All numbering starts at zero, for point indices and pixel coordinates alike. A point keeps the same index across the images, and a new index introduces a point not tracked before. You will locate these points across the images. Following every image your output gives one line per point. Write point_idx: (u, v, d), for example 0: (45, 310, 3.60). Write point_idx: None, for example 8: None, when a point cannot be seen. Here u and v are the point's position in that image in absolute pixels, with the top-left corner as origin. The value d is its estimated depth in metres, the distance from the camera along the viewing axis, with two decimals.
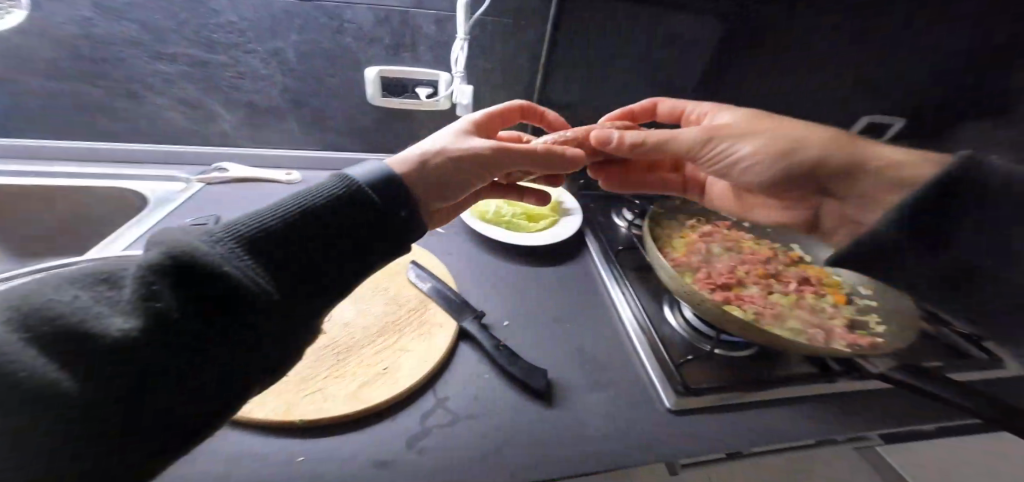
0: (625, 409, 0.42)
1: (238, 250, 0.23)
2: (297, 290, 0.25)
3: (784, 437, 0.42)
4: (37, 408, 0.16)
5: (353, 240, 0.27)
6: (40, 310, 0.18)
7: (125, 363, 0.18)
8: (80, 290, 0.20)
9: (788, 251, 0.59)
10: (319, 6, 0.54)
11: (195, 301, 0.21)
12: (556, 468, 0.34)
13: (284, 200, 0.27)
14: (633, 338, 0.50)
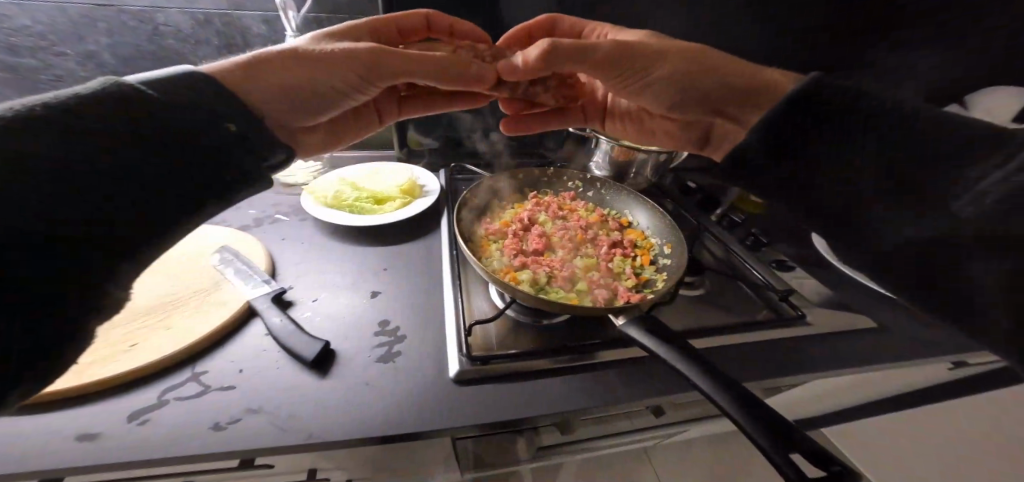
0: (407, 379, 0.43)
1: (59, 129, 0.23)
2: (195, 169, 0.29)
3: (566, 401, 0.43)
4: None
5: (206, 150, 0.29)
6: None
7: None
8: None
9: (619, 218, 0.63)
10: (126, 10, 0.55)
11: (88, 166, 0.24)
12: (295, 436, 0.35)
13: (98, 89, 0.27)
14: (446, 310, 0.52)
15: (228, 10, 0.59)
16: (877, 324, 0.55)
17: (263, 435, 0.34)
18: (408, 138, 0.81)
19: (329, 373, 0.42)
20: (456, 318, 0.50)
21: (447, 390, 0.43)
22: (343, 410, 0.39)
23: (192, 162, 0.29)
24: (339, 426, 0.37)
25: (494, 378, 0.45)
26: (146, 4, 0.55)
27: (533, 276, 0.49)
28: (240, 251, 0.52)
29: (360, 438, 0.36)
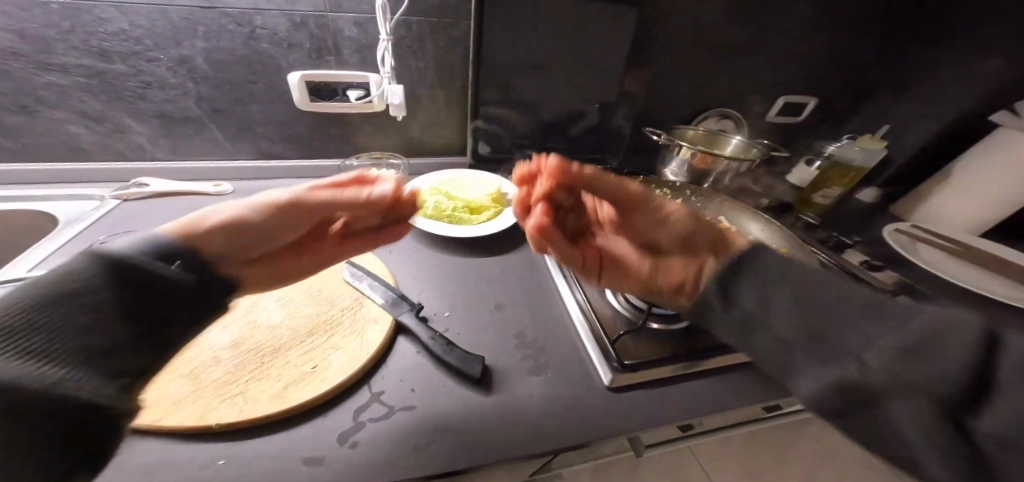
0: (564, 389, 0.43)
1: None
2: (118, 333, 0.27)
3: (718, 404, 0.44)
4: None
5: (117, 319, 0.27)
6: None
7: None
8: None
9: (716, 223, 0.65)
10: (226, 12, 0.52)
11: None
12: (489, 456, 0.35)
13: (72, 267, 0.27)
14: (573, 318, 0.52)
15: (326, 12, 0.57)
16: (975, 319, 0.58)
17: (460, 454, 0.35)
18: (482, 142, 0.81)
19: (491, 388, 0.41)
20: (588, 326, 0.51)
21: (606, 397, 0.43)
22: (520, 423, 0.39)
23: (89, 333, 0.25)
24: (523, 440, 0.37)
25: (645, 384, 0.45)
26: (246, 6, 0.52)
27: None
28: (363, 266, 0.52)
29: (545, 451, 0.37)
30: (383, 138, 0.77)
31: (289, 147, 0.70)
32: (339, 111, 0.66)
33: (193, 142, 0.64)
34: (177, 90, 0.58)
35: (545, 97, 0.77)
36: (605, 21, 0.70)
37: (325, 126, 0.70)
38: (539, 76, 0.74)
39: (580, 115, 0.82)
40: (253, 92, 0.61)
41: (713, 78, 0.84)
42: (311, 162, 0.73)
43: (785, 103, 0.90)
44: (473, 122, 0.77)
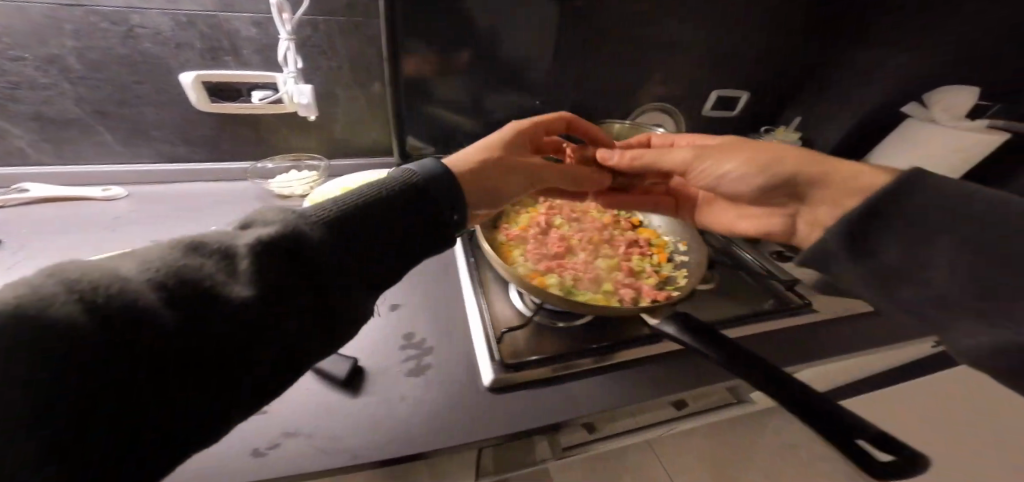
0: (440, 391, 0.42)
1: (255, 250, 0.25)
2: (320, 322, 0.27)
3: (601, 401, 0.44)
4: (105, 384, 0.18)
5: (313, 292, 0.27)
6: (148, 275, 0.22)
7: (132, 350, 0.19)
8: (188, 258, 0.24)
9: (631, 217, 0.64)
10: (95, 11, 0.51)
11: (208, 311, 0.22)
12: (333, 461, 0.34)
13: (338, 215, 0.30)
14: (470, 319, 0.51)
15: (215, 11, 0.55)
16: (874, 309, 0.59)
17: (299, 459, 0.34)
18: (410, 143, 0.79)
19: (358, 390, 0.40)
20: (481, 325, 0.50)
21: (484, 396, 0.42)
22: (378, 424, 0.38)
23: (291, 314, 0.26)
24: (377, 444, 0.36)
25: (529, 384, 0.44)
26: (118, 4, 0.51)
27: (559, 280, 0.49)
28: None
29: (397, 454, 0.35)
30: (305, 139, 0.75)
31: (194, 150, 0.70)
32: (245, 112, 0.65)
33: (79, 146, 0.64)
34: (52, 90, 0.57)
35: (470, 96, 0.77)
36: (526, 20, 0.69)
37: (233, 127, 0.69)
38: (461, 75, 0.73)
39: (510, 113, 0.82)
40: (138, 93, 0.61)
41: (640, 75, 0.84)
42: (219, 164, 0.72)
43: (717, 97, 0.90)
44: (396, 123, 0.75)
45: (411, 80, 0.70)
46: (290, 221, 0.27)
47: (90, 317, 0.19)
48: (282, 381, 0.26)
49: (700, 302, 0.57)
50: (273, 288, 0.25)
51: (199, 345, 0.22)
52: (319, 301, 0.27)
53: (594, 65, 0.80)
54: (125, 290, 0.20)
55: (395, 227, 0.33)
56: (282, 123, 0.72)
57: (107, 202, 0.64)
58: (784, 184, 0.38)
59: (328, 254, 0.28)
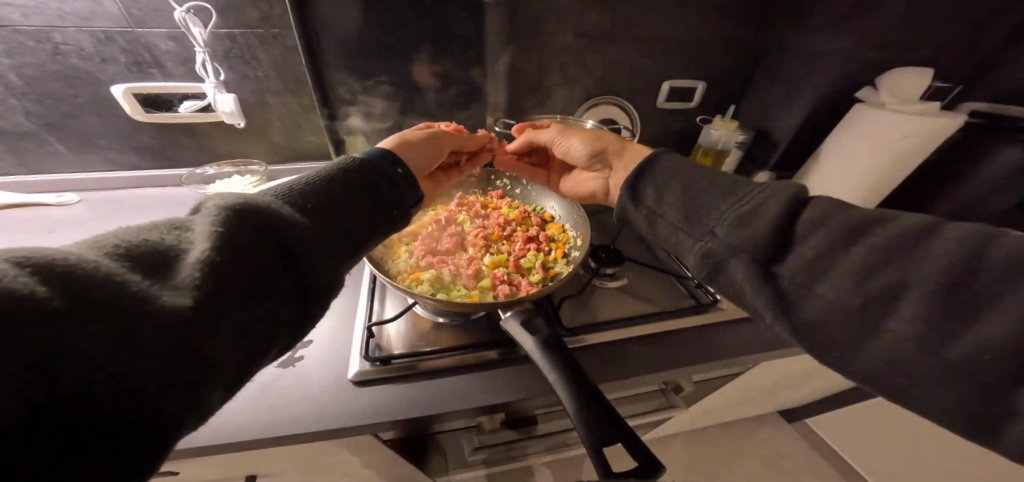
0: (304, 383, 0.44)
1: (210, 221, 0.26)
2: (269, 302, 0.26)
3: (465, 397, 0.44)
4: (97, 314, 0.19)
5: (284, 266, 0.28)
6: (133, 247, 0.23)
7: (115, 314, 0.19)
8: (164, 233, 0.25)
9: (542, 212, 0.64)
10: (21, 30, 0.57)
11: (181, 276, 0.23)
12: (181, 441, 0.37)
13: (289, 189, 0.33)
14: (359, 315, 0.53)
15: (131, 28, 0.59)
16: None
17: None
18: (347, 144, 0.81)
19: None
20: (363, 322, 0.52)
21: (342, 390, 0.44)
22: (227, 412, 0.40)
23: (254, 293, 0.26)
24: (217, 431, 0.38)
25: (393, 379, 0.45)
26: (39, 24, 0.56)
27: (436, 275, 0.49)
28: None
29: (242, 439, 0.38)
30: (246, 145, 0.78)
31: (141, 159, 0.75)
32: (178, 121, 0.69)
33: (41, 156, 0.70)
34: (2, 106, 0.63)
35: (400, 99, 0.78)
36: (442, 21, 0.70)
37: (172, 136, 0.73)
38: (387, 78, 0.74)
39: (445, 113, 0.83)
40: (80, 105, 0.65)
41: (575, 68, 0.82)
42: (166, 171, 0.77)
43: (669, 88, 0.87)
44: (329, 126, 0.77)
45: (335, 85, 0.72)
46: (237, 198, 0.28)
47: (52, 285, 0.19)
48: (255, 352, 0.26)
49: (600, 301, 0.56)
50: (240, 252, 0.25)
51: (183, 306, 0.22)
52: (278, 270, 0.27)
53: (524, 62, 0.80)
54: (80, 262, 0.20)
55: (339, 198, 0.34)
56: (220, 132, 0.75)
57: (61, 208, 0.70)
58: (601, 151, 0.50)
59: (285, 221, 0.28)
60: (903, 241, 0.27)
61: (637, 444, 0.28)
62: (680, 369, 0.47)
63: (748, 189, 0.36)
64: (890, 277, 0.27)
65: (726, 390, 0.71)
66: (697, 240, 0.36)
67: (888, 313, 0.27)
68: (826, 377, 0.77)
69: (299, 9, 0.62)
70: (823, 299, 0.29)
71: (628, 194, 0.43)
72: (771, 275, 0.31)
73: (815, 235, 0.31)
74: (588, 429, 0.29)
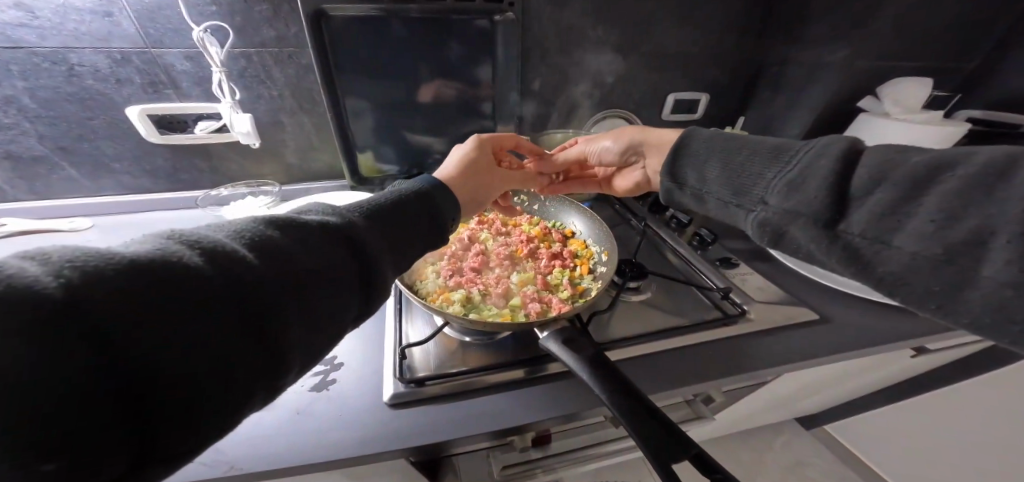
0: (339, 409, 0.43)
1: (306, 230, 0.29)
2: (316, 325, 0.27)
3: (501, 417, 0.44)
4: (178, 300, 0.20)
5: (342, 291, 0.29)
6: (256, 234, 0.26)
7: (198, 304, 0.21)
8: (279, 228, 0.28)
9: (563, 229, 0.68)
10: (36, 52, 0.56)
11: (262, 280, 0.24)
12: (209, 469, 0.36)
13: (373, 209, 0.35)
14: (386, 334, 0.53)
15: (148, 48, 0.60)
16: (820, 315, 0.56)
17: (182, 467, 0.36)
18: (360, 163, 0.81)
19: None
20: (393, 344, 0.51)
21: (380, 413, 0.43)
22: (266, 438, 0.39)
23: (309, 311, 0.26)
24: (259, 457, 0.38)
25: (427, 401, 0.44)
26: (56, 45, 0.56)
27: (466, 294, 0.50)
28: None
29: (277, 467, 0.37)
30: (261, 166, 0.78)
31: (153, 181, 0.74)
32: (192, 142, 0.70)
33: (50, 181, 0.69)
34: (15, 130, 0.62)
35: (414, 116, 0.78)
36: (456, 37, 0.71)
37: (185, 157, 0.73)
38: (401, 95, 0.75)
39: (457, 130, 0.83)
40: (96, 128, 0.65)
41: (584, 82, 0.84)
42: (178, 194, 0.76)
43: (675, 101, 0.89)
44: (342, 145, 0.76)
45: (350, 104, 0.73)
46: (332, 215, 0.31)
47: (203, 270, 0.22)
48: (319, 356, 0.27)
49: (629, 315, 0.56)
50: (327, 264, 0.28)
51: (276, 302, 0.24)
52: (352, 284, 0.29)
53: (533, 77, 0.81)
54: (214, 245, 0.24)
55: (408, 227, 0.37)
56: (234, 152, 0.75)
57: (75, 235, 0.67)
58: (634, 148, 0.52)
59: (365, 243, 0.31)
60: (985, 178, 0.24)
61: (688, 439, 0.29)
62: (716, 383, 0.47)
63: (795, 149, 0.34)
64: (977, 220, 0.24)
65: (754, 399, 0.71)
66: (750, 210, 0.36)
67: (980, 262, 0.24)
68: (849, 383, 0.77)
69: (315, 25, 0.63)
70: (905, 253, 0.27)
71: (670, 177, 0.45)
72: (834, 234, 0.30)
73: (880, 188, 0.28)
74: (637, 433, 0.29)
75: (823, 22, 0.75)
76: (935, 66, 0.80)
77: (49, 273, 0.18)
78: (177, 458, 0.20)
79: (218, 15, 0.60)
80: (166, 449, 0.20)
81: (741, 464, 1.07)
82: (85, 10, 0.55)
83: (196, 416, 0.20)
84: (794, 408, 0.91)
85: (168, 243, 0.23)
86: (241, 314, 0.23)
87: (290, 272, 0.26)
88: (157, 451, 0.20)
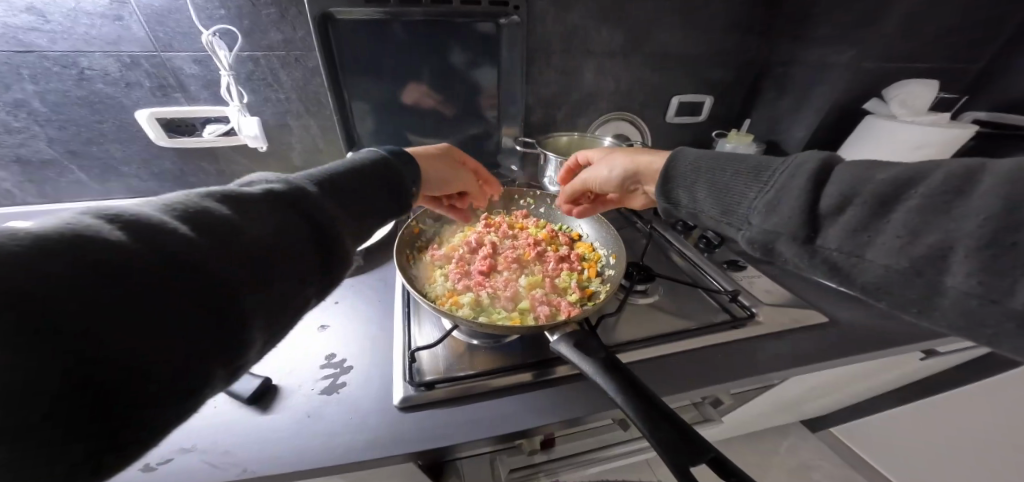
0: (350, 413, 0.43)
1: (249, 202, 0.28)
2: (273, 296, 0.27)
3: (511, 419, 0.44)
4: (115, 276, 0.20)
5: (300, 261, 0.29)
6: (195, 208, 0.25)
7: (138, 279, 0.20)
8: (221, 200, 0.27)
9: (570, 232, 0.69)
10: (46, 56, 0.56)
11: (210, 254, 0.23)
12: (221, 474, 0.36)
13: (325, 179, 0.35)
14: (394, 337, 0.53)
15: (157, 52, 0.60)
16: (829, 319, 0.56)
17: (195, 471, 0.36)
18: None
19: (271, 407, 0.43)
20: (402, 347, 0.51)
21: (391, 416, 0.43)
22: (278, 442, 0.39)
23: (265, 282, 0.26)
24: (270, 460, 0.38)
25: (437, 405, 0.44)
26: (66, 49, 0.56)
27: (475, 298, 0.50)
28: None
29: (289, 471, 0.37)
30: (267, 169, 0.78)
31: (161, 184, 0.75)
32: (200, 146, 0.70)
33: (59, 185, 0.69)
34: (25, 134, 0.63)
35: (420, 119, 0.79)
36: (461, 40, 0.71)
37: (192, 159, 0.73)
38: (407, 98, 0.75)
39: (462, 132, 0.83)
40: (104, 131, 0.65)
41: (588, 85, 0.84)
42: None
43: (680, 103, 0.89)
44: (348, 148, 0.77)
45: (356, 107, 0.73)
46: (281, 186, 0.31)
47: (135, 245, 0.21)
48: (281, 328, 0.28)
49: (637, 319, 0.56)
50: (278, 235, 0.28)
51: (230, 278, 0.24)
52: (311, 258, 0.30)
53: (538, 80, 0.81)
54: (149, 220, 0.23)
55: (369, 201, 0.37)
56: (241, 155, 0.75)
57: None
58: (631, 174, 0.51)
59: (321, 213, 0.31)
60: (945, 196, 0.24)
61: (703, 443, 0.29)
62: (726, 386, 0.47)
63: (774, 168, 0.34)
64: (940, 235, 0.24)
65: (762, 401, 0.71)
66: (737, 229, 0.36)
67: (943, 273, 0.24)
68: (857, 386, 0.77)
69: (322, 28, 0.63)
70: (877, 266, 0.27)
71: (663, 197, 0.45)
72: (812, 250, 0.30)
73: (848, 207, 0.28)
74: (651, 434, 0.30)
75: (827, 24, 0.75)
76: (941, 68, 0.80)
77: None
78: (142, 437, 0.21)
79: (227, 18, 0.60)
80: (127, 430, 0.20)
81: (748, 466, 1.07)
82: (95, 14, 0.55)
83: (160, 395, 0.20)
84: (801, 411, 0.90)
85: (86, 219, 0.21)
86: (188, 288, 0.22)
87: (242, 247, 0.25)
88: (116, 433, 0.19)
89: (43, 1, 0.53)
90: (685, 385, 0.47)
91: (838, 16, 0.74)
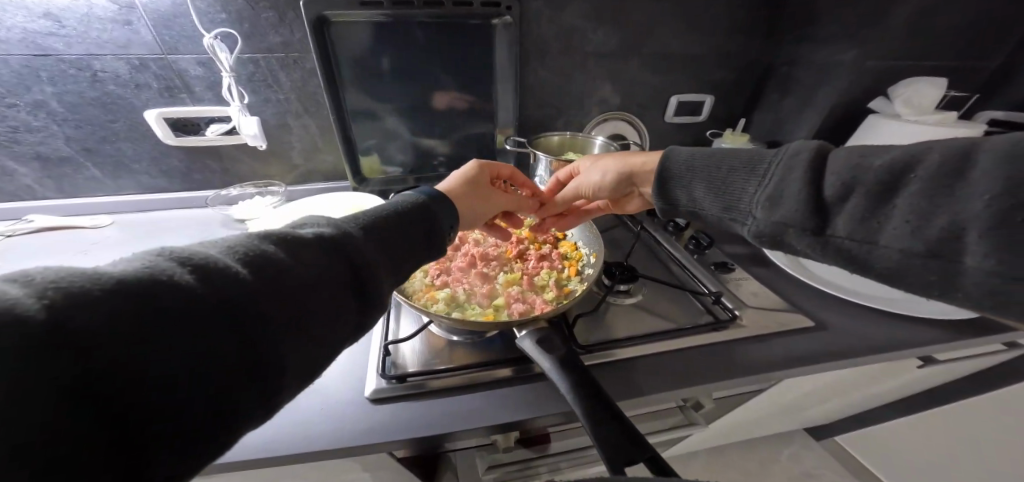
0: (320, 403, 0.44)
1: (293, 242, 0.28)
2: (312, 337, 0.26)
3: (477, 415, 0.44)
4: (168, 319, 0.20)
5: (339, 304, 0.28)
6: (247, 248, 0.26)
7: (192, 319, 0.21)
8: (271, 241, 0.27)
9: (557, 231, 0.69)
10: (63, 59, 0.60)
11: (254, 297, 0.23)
12: None
13: (369, 219, 0.35)
14: (372, 331, 0.55)
15: (163, 54, 0.63)
16: (818, 322, 0.55)
17: None
18: (363, 165, 0.83)
19: None
20: (378, 341, 0.52)
21: (361, 407, 0.44)
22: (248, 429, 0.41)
23: (304, 324, 0.26)
24: (239, 448, 0.39)
25: (407, 397, 0.45)
26: (81, 52, 0.60)
27: (452, 293, 0.51)
28: None
29: (258, 457, 0.38)
30: (268, 167, 0.81)
31: (170, 182, 0.79)
32: (204, 144, 0.74)
33: (77, 181, 0.74)
34: (44, 133, 0.67)
35: (413, 118, 0.80)
36: (453, 41, 0.72)
37: (198, 157, 0.77)
38: (401, 98, 0.77)
39: (456, 132, 0.84)
40: (116, 130, 0.69)
41: (582, 84, 0.83)
42: (191, 194, 0.80)
43: (678, 102, 0.88)
44: (346, 149, 0.79)
45: (353, 105, 0.75)
46: (334, 229, 0.31)
47: (196, 288, 0.22)
48: (318, 369, 0.27)
49: (616, 318, 0.56)
50: (322, 275, 0.28)
51: (272, 318, 0.24)
52: (347, 295, 0.29)
53: (532, 80, 0.81)
54: (207, 260, 0.23)
55: (405, 238, 0.36)
56: (244, 154, 0.78)
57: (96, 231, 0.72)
58: (625, 176, 0.51)
59: (364, 255, 0.31)
60: (945, 174, 0.24)
61: (642, 440, 0.29)
62: (703, 386, 0.46)
63: (768, 159, 0.34)
64: (950, 217, 0.24)
65: (752, 407, 0.69)
66: (742, 224, 0.35)
67: (962, 254, 0.23)
68: (856, 393, 0.74)
69: (320, 28, 0.65)
70: (892, 251, 0.26)
71: (661, 199, 0.44)
72: (823, 239, 0.29)
73: (852, 196, 0.28)
74: (596, 431, 0.30)
75: (830, 20, 0.72)
76: (954, 64, 0.77)
77: (32, 293, 0.18)
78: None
79: (227, 21, 0.63)
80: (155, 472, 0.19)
81: (745, 474, 1.04)
82: (106, 19, 0.59)
83: (193, 435, 0.20)
84: (798, 419, 0.88)
85: (156, 259, 0.22)
86: (233, 328, 0.22)
87: (288, 286, 0.25)
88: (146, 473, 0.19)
89: (59, 8, 0.56)
90: (661, 384, 0.46)
91: (841, 11, 0.71)
